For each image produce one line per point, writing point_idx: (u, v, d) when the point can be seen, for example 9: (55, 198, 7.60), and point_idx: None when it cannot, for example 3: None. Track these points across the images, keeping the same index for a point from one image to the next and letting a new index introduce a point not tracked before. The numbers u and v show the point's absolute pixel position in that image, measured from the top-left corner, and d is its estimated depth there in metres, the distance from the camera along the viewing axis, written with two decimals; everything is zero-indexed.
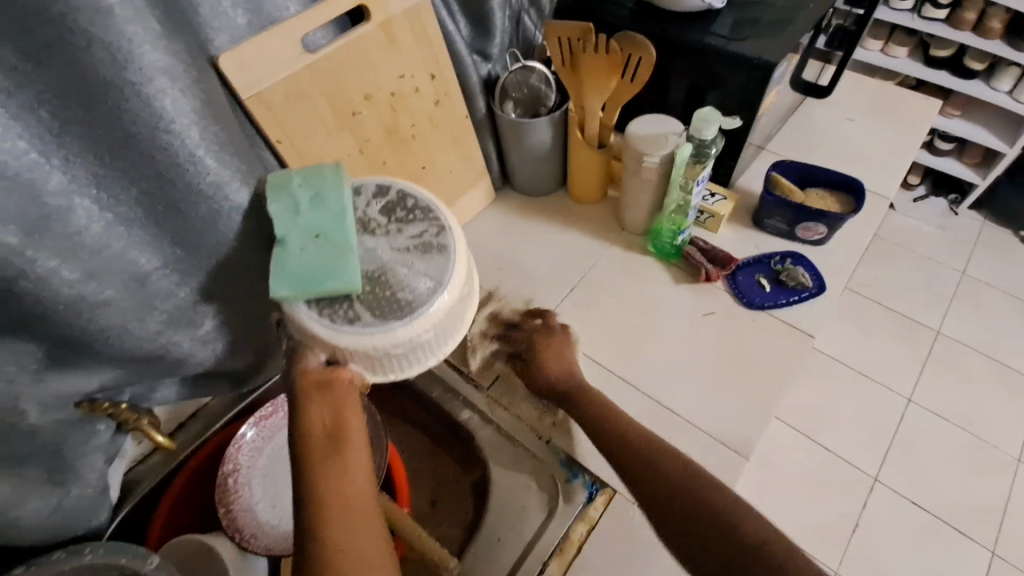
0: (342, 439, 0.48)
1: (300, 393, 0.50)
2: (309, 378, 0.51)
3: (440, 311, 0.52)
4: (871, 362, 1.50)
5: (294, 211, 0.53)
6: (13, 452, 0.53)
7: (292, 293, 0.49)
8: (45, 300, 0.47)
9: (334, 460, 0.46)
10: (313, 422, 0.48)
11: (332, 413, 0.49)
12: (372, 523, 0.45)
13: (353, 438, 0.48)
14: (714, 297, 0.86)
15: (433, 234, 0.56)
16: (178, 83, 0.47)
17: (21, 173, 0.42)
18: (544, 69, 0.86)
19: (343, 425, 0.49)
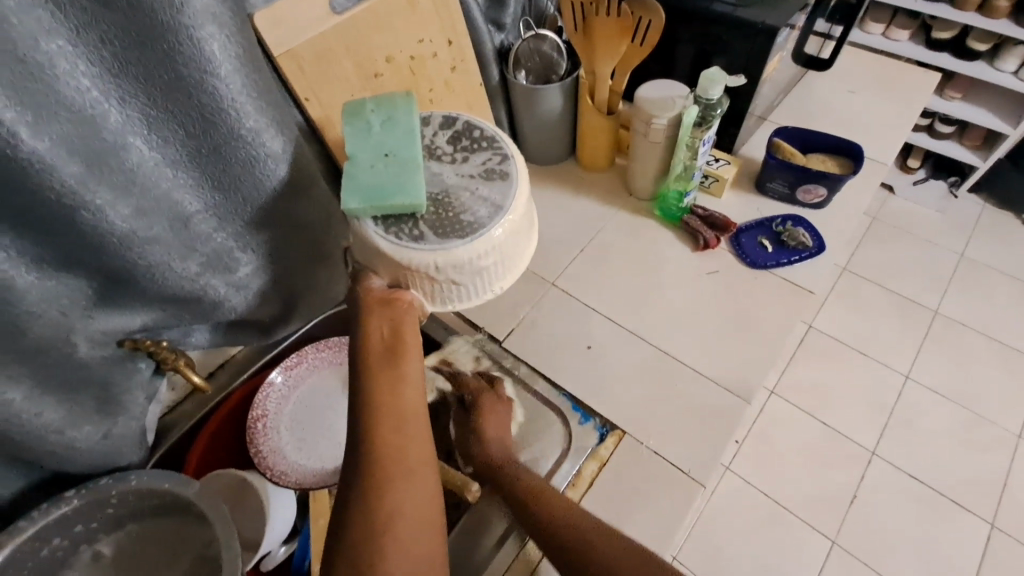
0: (397, 352, 0.54)
1: (364, 307, 0.57)
2: (370, 297, 0.57)
3: (498, 234, 0.57)
4: (870, 340, 1.54)
5: (367, 132, 0.57)
6: (65, 382, 0.57)
7: (362, 206, 0.53)
8: (101, 232, 0.51)
9: (389, 370, 0.52)
10: (372, 337, 0.54)
11: (390, 331, 0.55)
12: (418, 430, 0.50)
13: (408, 354, 0.54)
14: (718, 257, 0.89)
15: (496, 162, 0.61)
16: (224, 30, 0.51)
17: (86, 109, 0.46)
18: (555, 37, 0.89)
19: (400, 342, 0.54)
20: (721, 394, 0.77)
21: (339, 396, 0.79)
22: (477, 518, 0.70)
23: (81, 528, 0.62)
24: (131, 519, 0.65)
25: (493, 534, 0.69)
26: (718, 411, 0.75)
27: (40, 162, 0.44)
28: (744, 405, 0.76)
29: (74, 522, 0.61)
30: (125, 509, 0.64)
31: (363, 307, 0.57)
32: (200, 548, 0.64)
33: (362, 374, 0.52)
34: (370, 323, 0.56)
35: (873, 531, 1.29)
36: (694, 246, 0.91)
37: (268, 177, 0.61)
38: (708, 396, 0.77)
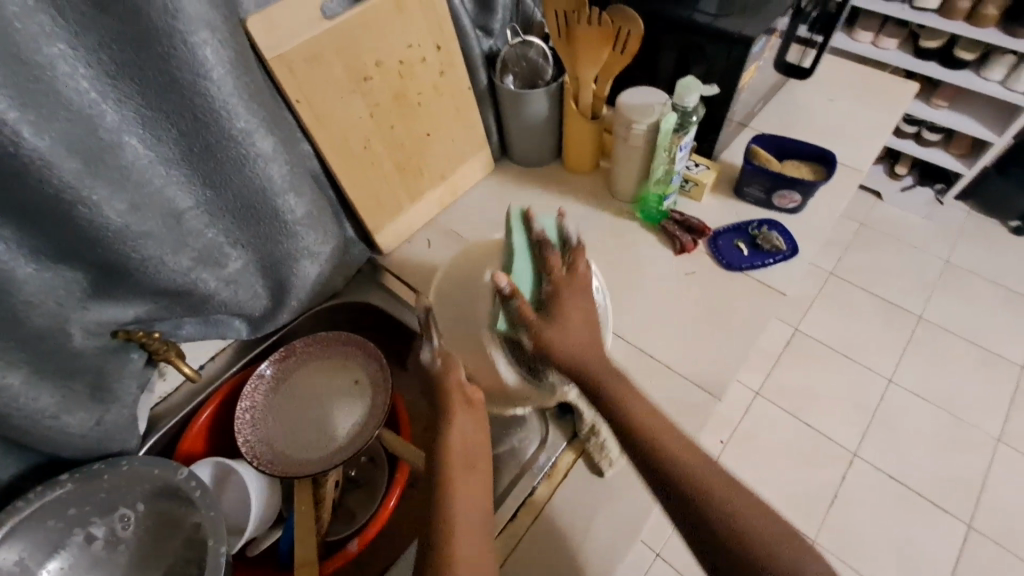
0: (473, 462, 0.59)
1: (447, 401, 0.62)
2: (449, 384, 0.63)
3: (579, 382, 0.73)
4: (854, 344, 1.57)
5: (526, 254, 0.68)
6: (60, 369, 0.59)
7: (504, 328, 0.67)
8: (96, 225, 0.53)
9: (468, 476, 0.58)
10: (454, 417, 0.61)
11: (470, 421, 0.61)
12: (486, 544, 0.54)
13: (483, 449, 0.61)
14: (696, 259, 0.92)
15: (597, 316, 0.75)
16: (216, 33, 0.53)
17: (83, 109, 0.49)
18: (541, 43, 0.92)
19: (477, 435, 0.61)
20: (695, 390, 0.79)
21: (327, 390, 0.81)
22: None
23: (75, 511, 0.65)
24: (123, 504, 0.67)
25: None
26: (693, 406, 0.78)
27: (39, 157, 0.47)
28: (713, 400, 0.78)
29: (68, 505, 0.64)
30: (117, 494, 0.66)
31: (446, 400, 0.62)
32: (190, 534, 0.66)
33: (439, 451, 0.59)
34: (452, 421, 0.61)
35: (850, 528, 1.32)
36: (672, 249, 0.93)
37: (259, 176, 0.64)
38: (680, 391, 0.79)
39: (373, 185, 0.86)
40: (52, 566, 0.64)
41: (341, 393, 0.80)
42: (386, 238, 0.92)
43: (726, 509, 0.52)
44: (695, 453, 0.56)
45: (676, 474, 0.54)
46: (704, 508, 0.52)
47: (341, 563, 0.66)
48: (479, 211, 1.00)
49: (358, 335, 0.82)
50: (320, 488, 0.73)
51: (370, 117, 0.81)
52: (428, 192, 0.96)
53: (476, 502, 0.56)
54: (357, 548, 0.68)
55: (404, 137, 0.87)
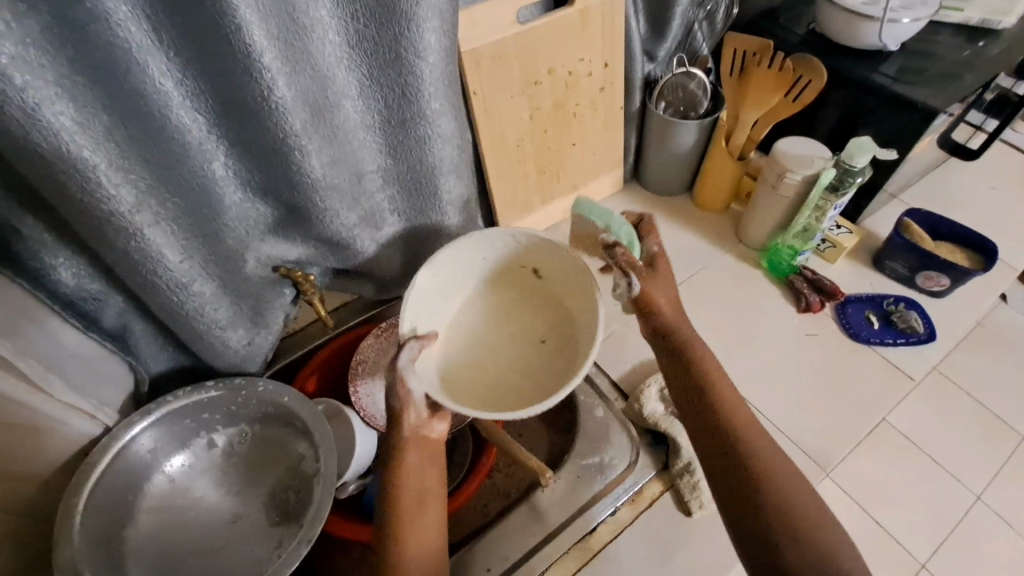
0: (422, 499, 0.59)
1: (399, 446, 0.59)
2: (402, 440, 0.59)
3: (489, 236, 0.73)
4: (969, 445, 1.02)
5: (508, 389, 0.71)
6: (236, 289, 0.66)
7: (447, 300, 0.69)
8: (300, 173, 0.59)
9: (418, 515, 0.58)
10: (401, 500, 0.57)
11: (416, 478, 0.59)
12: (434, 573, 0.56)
13: (431, 505, 0.59)
14: (818, 321, 0.89)
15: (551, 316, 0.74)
16: (442, 22, 0.59)
17: (323, 71, 0.55)
18: (703, 77, 0.92)
19: (422, 493, 0.59)
20: (799, 453, 0.77)
21: None
22: (535, 509, 0.73)
23: (206, 416, 0.72)
24: (244, 420, 0.74)
25: (549, 526, 0.71)
26: (795, 468, 0.75)
27: (282, 106, 0.53)
28: (818, 469, 0.75)
29: (203, 409, 0.71)
30: (243, 410, 0.73)
31: (399, 444, 0.59)
32: (297, 462, 0.73)
33: (390, 516, 0.57)
34: (406, 461, 0.59)
35: None
36: (796, 306, 0.91)
37: (433, 155, 0.69)
38: (781, 452, 0.77)
39: (514, 183, 0.90)
40: (176, 462, 0.72)
41: None
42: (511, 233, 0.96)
43: (774, 490, 0.55)
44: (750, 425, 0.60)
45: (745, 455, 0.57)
46: (756, 481, 0.56)
47: None
48: None
49: None
50: None
51: (529, 118, 0.85)
52: (557, 199, 0.99)
53: (425, 542, 0.57)
54: None
55: (553, 142, 0.91)
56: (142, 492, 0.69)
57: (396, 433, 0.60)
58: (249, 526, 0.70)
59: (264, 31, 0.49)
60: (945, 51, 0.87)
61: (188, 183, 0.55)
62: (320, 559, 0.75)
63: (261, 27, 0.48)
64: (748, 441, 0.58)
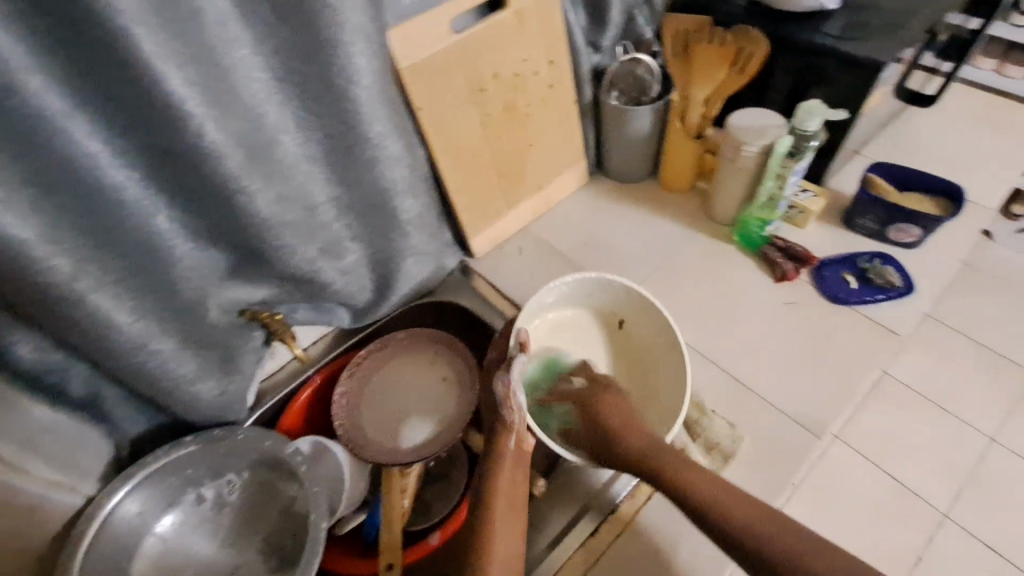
0: (514, 503, 0.63)
1: (493, 457, 0.64)
2: (505, 447, 0.64)
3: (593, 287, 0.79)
4: None
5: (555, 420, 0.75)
6: (200, 339, 0.64)
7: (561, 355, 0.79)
8: (249, 214, 0.58)
9: (510, 519, 0.61)
10: (495, 499, 0.62)
11: (509, 483, 0.63)
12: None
13: (519, 514, 0.63)
14: (797, 289, 0.89)
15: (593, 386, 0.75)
16: (371, 44, 0.58)
17: (254, 108, 0.54)
18: (651, 60, 0.93)
19: (516, 499, 0.63)
20: (793, 425, 0.76)
21: (414, 384, 0.84)
22: (535, 516, 0.72)
23: (191, 471, 0.70)
24: (230, 470, 0.72)
25: (551, 532, 0.71)
26: (789, 441, 0.75)
27: (215, 151, 0.52)
28: (813, 439, 0.75)
29: (187, 465, 0.70)
30: (228, 460, 0.72)
31: (494, 457, 0.64)
32: (290, 506, 0.72)
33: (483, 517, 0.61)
34: (501, 469, 0.63)
35: None
36: (773, 276, 0.90)
37: (385, 176, 0.68)
38: (773, 426, 0.76)
39: (476, 190, 0.90)
40: (167, 520, 0.70)
41: (431, 389, 0.83)
42: (480, 242, 0.95)
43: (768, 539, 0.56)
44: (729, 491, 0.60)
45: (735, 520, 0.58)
46: (763, 548, 0.56)
47: (421, 554, 0.70)
48: (570, 222, 1.01)
49: (449, 333, 0.85)
50: (406, 478, 0.75)
51: (480, 125, 0.84)
52: (523, 201, 0.98)
53: (512, 546, 0.60)
54: (438, 540, 0.71)
55: (508, 146, 0.90)
56: (134, 556, 0.67)
57: (500, 442, 0.65)
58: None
59: (183, 79, 0.47)
60: (886, 3, 0.87)
61: (133, 242, 0.54)
62: None
63: (178, 76, 0.47)
64: (728, 507, 0.59)
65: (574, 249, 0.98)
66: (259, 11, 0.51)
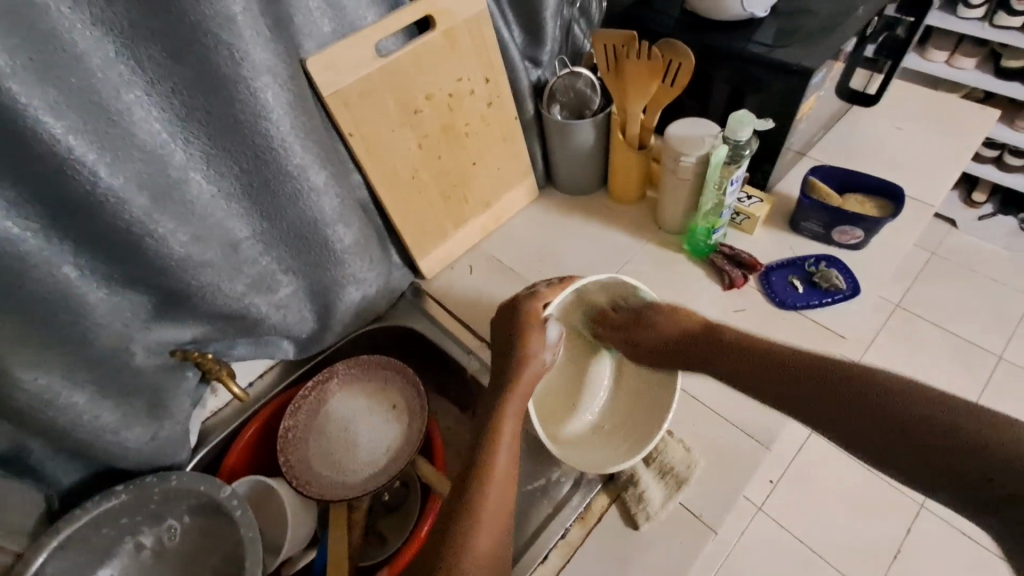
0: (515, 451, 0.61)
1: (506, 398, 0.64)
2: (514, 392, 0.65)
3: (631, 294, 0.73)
4: None
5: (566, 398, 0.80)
6: (125, 386, 0.63)
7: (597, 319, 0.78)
8: (161, 256, 0.57)
9: (510, 464, 0.59)
10: (500, 438, 0.60)
11: (510, 462, 0.59)
12: (501, 519, 0.55)
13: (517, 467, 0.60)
14: (745, 295, 0.89)
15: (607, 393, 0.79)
16: (278, 78, 0.58)
17: (155, 150, 0.53)
18: (589, 74, 0.92)
19: (516, 453, 0.61)
20: (743, 437, 0.73)
21: (362, 413, 0.81)
22: None
23: (127, 519, 0.68)
24: (171, 515, 0.69)
25: None
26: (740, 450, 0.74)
27: (113, 195, 0.51)
28: (762, 449, 0.72)
29: (120, 514, 0.67)
30: (166, 505, 0.69)
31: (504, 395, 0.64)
32: (229, 554, 0.68)
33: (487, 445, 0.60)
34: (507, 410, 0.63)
35: None
36: (721, 283, 0.90)
37: (310, 208, 0.67)
38: (725, 437, 0.74)
39: (421, 211, 0.88)
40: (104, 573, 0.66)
41: (379, 419, 0.81)
42: (429, 264, 0.93)
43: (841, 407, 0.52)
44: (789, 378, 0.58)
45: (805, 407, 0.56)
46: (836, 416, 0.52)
47: None
48: (520, 238, 1.00)
49: (399, 359, 0.84)
50: (354, 512, 0.74)
51: (418, 147, 0.83)
52: (471, 219, 0.97)
53: (502, 498, 0.56)
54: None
55: (450, 165, 0.89)
56: None
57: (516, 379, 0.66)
58: None
59: (66, 127, 0.46)
60: (817, 7, 0.87)
61: (35, 294, 0.52)
62: None
63: (60, 125, 0.46)
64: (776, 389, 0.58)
65: (525, 265, 0.97)
66: (148, 51, 0.49)
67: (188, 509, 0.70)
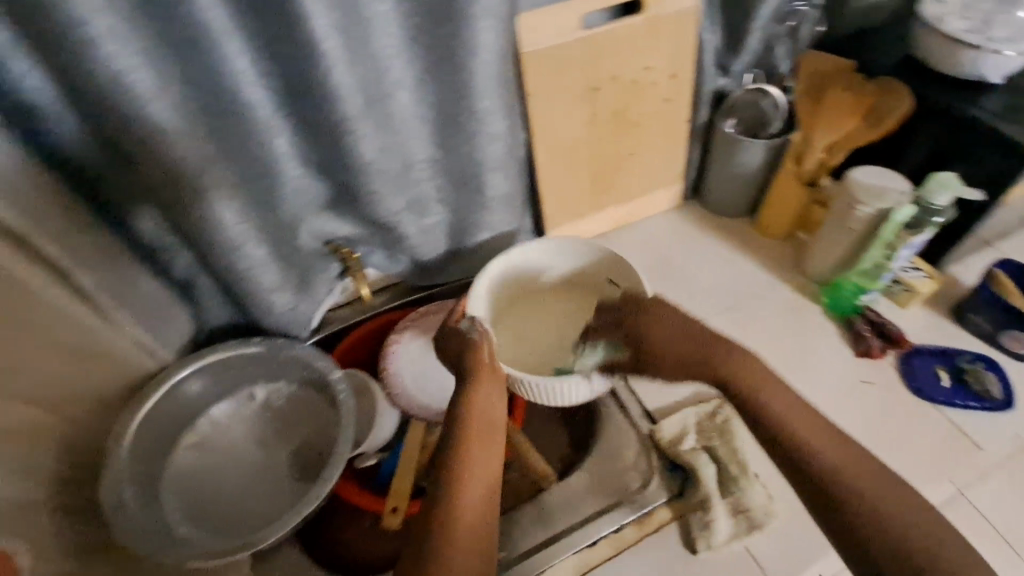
0: (489, 426, 0.62)
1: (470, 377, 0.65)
2: (480, 365, 0.65)
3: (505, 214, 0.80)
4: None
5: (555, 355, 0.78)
6: (286, 258, 0.71)
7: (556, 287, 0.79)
8: (353, 154, 0.64)
9: (488, 436, 0.61)
10: (474, 416, 0.62)
11: (484, 429, 0.62)
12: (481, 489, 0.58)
13: (496, 434, 0.63)
14: (878, 370, 0.82)
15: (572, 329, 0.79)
16: (499, 23, 0.62)
17: (381, 59, 0.59)
18: (778, 94, 0.88)
19: (494, 419, 0.63)
20: None
21: None
22: (539, 511, 0.73)
23: (251, 369, 0.77)
24: (284, 378, 0.78)
25: (552, 530, 0.71)
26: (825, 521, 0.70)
27: (338, 91, 0.58)
28: None
29: (247, 363, 0.77)
30: (282, 370, 0.78)
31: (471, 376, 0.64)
32: (325, 425, 0.76)
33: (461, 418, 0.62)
34: (479, 386, 0.64)
35: None
36: (854, 348, 0.84)
37: (480, 149, 0.72)
38: None
39: (566, 185, 0.90)
40: (222, 406, 0.77)
41: None
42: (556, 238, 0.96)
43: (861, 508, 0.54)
44: (813, 424, 0.59)
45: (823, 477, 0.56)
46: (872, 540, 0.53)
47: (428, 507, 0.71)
48: (651, 241, 0.99)
49: None
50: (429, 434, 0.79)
51: (587, 123, 0.85)
52: (609, 207, 0.97)
53: (489, 464, 0.60)
54: None
55: (609, 150, 0.90)
56: (190, 428, 0.75)
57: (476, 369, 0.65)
58: (275, 475, 0.74)
59: (327, 22, 0.53)
60: None
61: (253, 156, 0.60)
62: (320, 526, 0.76)
63: (323, 18, 0.53)
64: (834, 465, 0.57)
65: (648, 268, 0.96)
66: None
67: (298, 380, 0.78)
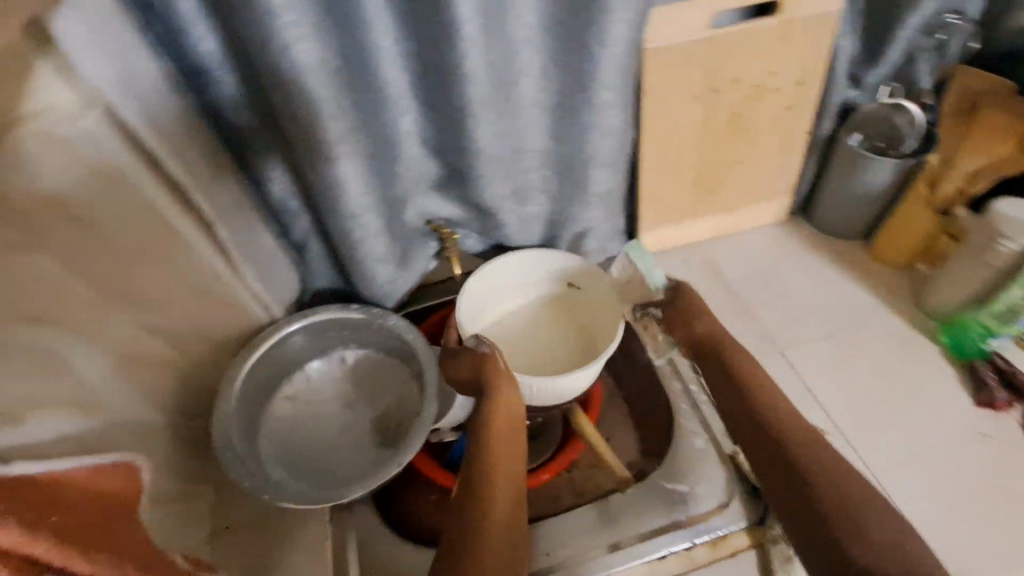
0: (514, 429, 0.60)
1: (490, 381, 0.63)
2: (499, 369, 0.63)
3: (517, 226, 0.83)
4: None
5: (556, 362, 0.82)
6: (393, 232, 0.75)
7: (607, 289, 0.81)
8: (472, 138, 0.66)
9: (510, 441, 0.60)
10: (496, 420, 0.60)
11: (508, 434, 0.60)
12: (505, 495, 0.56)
13: (519, 437, 0.61)
14: (997, 422, 0.76)
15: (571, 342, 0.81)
16: (633, 17, 0.61)
17: (513, 46, 0.60)
18: (916, 111, 0.81)
19: (517, 423, 0.61)
20: None
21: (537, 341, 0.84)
22: (604, 514, 0.71)
23: (346, 334, 0.81)
24: (374, 346, 0.82)
25: (614, 536, 0.70)
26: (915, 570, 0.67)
27: (469, 74, 0.59)
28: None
29: (342, 327, 0.80)
30: (375, 338, 0.81)
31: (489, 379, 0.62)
32: (409, 397, 0.80)
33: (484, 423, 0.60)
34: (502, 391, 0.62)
35: None
36: (974, 397, 0.78)
37: (591, 143, 0.72)
38: None
39: (667, 188, 0.88)
40: (316, 364, 0.82)
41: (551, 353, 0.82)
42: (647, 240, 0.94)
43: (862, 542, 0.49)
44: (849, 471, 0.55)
45: (845, 527, 0.51)
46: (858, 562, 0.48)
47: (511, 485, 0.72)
48: (749, 253, 0.95)
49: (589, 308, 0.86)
50: None
51: (698, 126, 0.82)
52: (707, 214, 0.94)
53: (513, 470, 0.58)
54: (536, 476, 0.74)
55: (716, 156, 0.86)
56: (288, 381, 0.80)
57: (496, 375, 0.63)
58: (360, 437, 0.78)
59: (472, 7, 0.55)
60: None
61: (381, 131, 0.64)
62: (394, 492, 0.80)
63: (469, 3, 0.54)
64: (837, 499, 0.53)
65: (743, 281, 0.92)
66: None
67: (388, 350, 0.81)
